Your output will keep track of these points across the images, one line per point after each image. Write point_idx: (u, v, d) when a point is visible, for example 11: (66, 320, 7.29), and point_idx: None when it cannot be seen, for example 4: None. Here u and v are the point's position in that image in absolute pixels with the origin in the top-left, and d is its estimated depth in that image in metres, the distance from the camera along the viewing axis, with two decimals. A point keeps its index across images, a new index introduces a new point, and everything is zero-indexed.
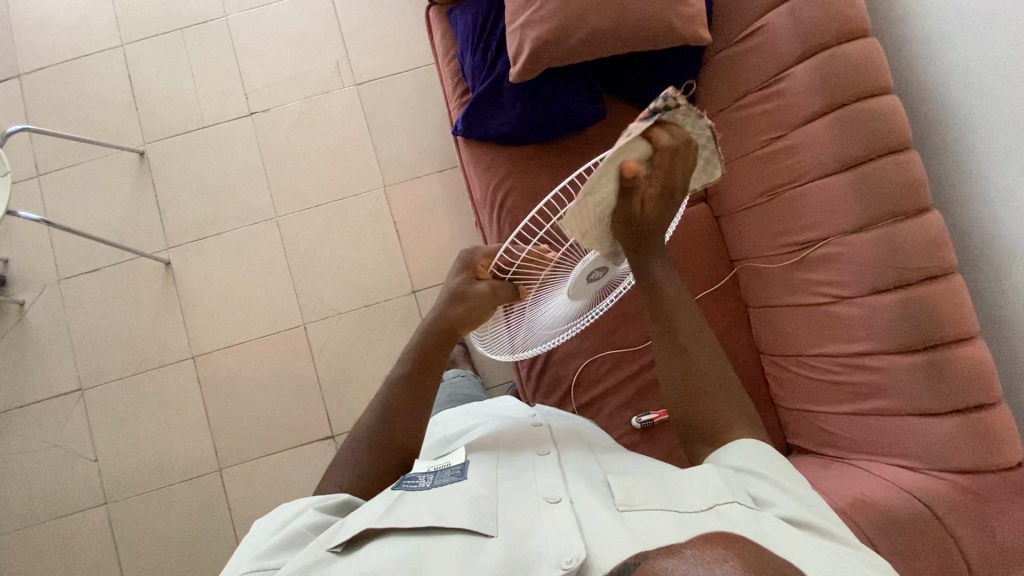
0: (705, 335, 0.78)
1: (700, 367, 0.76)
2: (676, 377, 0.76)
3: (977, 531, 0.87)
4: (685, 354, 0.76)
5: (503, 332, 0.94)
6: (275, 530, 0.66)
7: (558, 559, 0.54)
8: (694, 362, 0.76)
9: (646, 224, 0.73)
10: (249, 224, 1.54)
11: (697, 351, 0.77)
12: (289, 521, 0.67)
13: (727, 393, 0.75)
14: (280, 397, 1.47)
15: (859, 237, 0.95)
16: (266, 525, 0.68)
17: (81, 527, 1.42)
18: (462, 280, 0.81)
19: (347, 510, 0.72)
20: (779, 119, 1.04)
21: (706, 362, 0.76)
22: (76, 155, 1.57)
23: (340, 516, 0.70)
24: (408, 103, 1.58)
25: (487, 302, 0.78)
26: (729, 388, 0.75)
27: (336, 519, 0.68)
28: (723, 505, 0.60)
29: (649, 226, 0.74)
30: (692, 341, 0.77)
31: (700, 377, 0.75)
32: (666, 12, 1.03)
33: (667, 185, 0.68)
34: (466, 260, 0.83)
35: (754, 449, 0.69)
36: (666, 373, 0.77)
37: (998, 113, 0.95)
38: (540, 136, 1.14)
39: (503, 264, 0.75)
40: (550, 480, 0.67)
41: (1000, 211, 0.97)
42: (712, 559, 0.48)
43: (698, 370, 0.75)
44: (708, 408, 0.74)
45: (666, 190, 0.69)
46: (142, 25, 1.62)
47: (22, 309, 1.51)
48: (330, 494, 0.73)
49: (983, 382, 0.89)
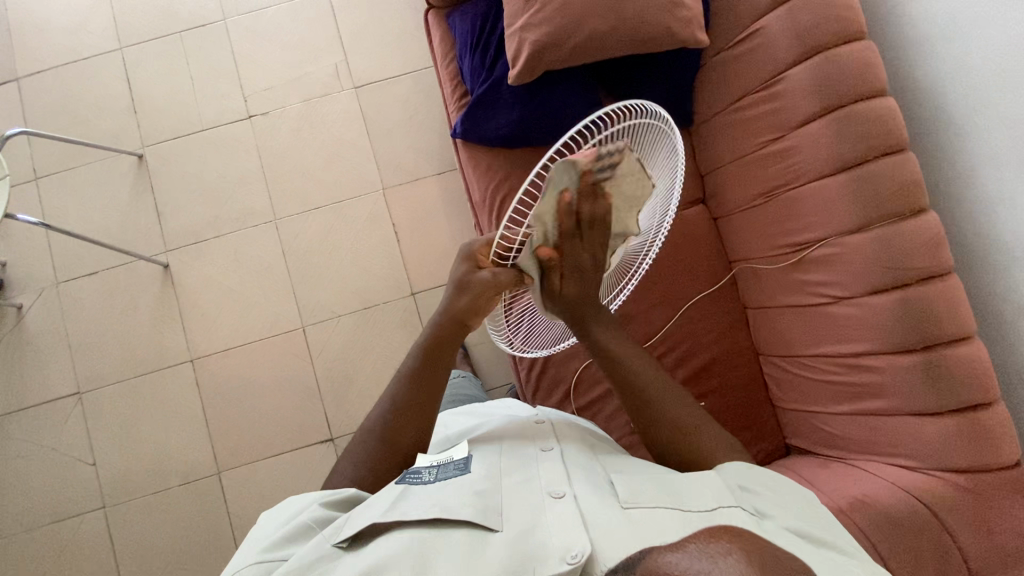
0: (663, 376, 0.80)
1: (663, 404, 0.77)
2: (640, 418, 0.78)
3: (976, 533, 0.87)
4: (643, 395, 0.78)
5: (513, 329, 0.93)
6: (283, 523, 0.66)
7: (565, 555, 0.55)
8: (655, 400, 0.78)
9: (575, 300, 0.80)
10: (247, 227, 1.54)
11: (661, 392, 0.78)
12: (294, 515, 0.67)
13: (695, 421, 0.76)
14: (279, 399, 1.47)
15: (855, 237, 0.96)
16: (272, 519, 0.68)
17: (79, 532, 1.42)
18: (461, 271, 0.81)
19: (353, 505, 0.71)
20: (776, 121, 1.04)
21: (670, 399, 0.78)
22: (74, 159, 1.57)
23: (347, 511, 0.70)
24: (406, 106, 1.59)
25: (491, 293, 0.77)
26: (698, 418, 0.77)
27: (340, 514, 0.68)
28: (728, 508, 0.60)
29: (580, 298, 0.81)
30: (649, 380, 0.79)
31: (663, 412, 0.77)
32: (663, 15, 1.04)
33: (580, 259, 0.76)
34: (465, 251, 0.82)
35: (752, 473, 0.69)
36: (630, 415, 0.79)
37: (993, 114, 0.95)
38: (539, 138, 1.15)
39: (502, 250, 0.73)
40: (553, 475, 0.68)
41: (996, 211, 0.98)
42: (715, 551, 0.50)
43: (662, 409, 0.77)
44: (675, 439, 0.75)
45: (581, 267, 0.77)
46: (140, 29, 1.62)
47: (20, 313, 1.51)
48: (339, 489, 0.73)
49: (979, 382, 0.90)
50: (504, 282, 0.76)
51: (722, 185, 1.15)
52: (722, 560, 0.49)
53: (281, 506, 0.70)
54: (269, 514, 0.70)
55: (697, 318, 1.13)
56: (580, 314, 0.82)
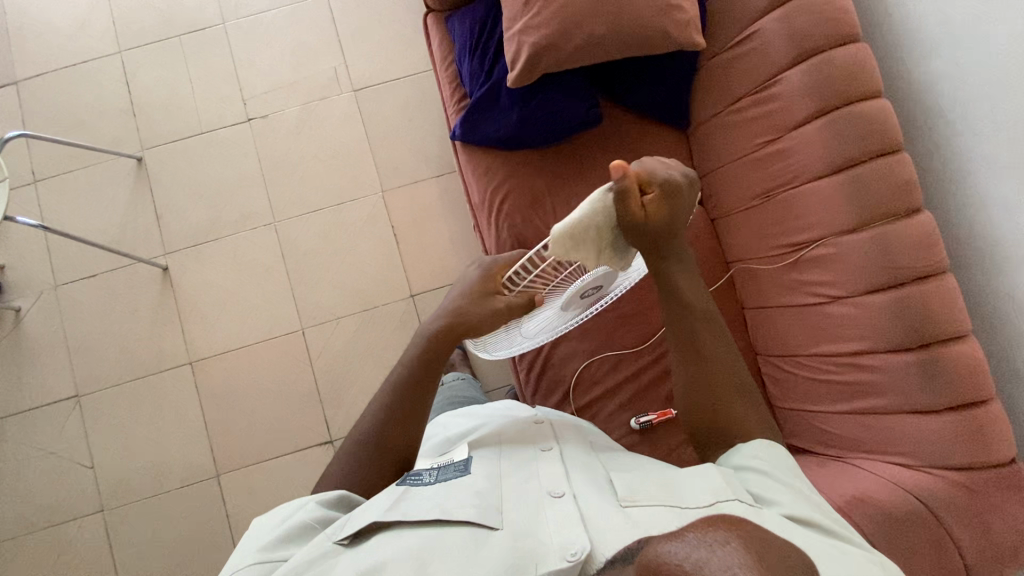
0: (722, 335, 0.81)
1: (717, 360, 0.79)
2: (690, 368, 0.79)
3: (970, 527, 0.88)
4: (705, 360, 0.79)
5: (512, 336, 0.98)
6: (281, 521, 0.66)
7: (564, 552, 0.56)
8: (707, 354, 0.79)
9: (660, 231, 0.73)
10: (246, 229, 1.55)
11: (717, 349, 0.80)
12: (292, 513, 0.67)
13: (740, 383, 0.79)
14: (278, 401, 1.47)
15: (850, 238, 0.97)
16: (268, 518, 0.68)
17: (76, 535, 1.41)
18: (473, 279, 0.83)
19: (348, 506, 0.72)
20: (772, 123, 1.05)
21: (722, 357, 0.79)
22: (72, 162, 1.57)
23: (340, 511, 0.70)
24: (405, 109, 1.59)
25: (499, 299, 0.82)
26: (745, 383, 0.79)
27: (338, 515, 0.68)
28: (726, 502, 0.60)
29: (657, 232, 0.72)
30: (711, 342, 0.80)
31: (716, 366, 0.78)
32: (661, 18, 1.05)
33: (661, 193, 0.71)
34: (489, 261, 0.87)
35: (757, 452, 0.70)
36: (680, 363, 0.81)
37: (988, 113, 0.96)
38: (538, 141, 1.16)
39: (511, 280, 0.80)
40: (552, 475, 0.68)
41: (990, 211, 0.99)
42: (713, 541, 0.47)
43: (715, 365, 0.78)
44: (722, 394, 0.77)
45: (663, 195, 0.71)
46: (140, 32, 1.62)
47: (19, 315, 1.51)
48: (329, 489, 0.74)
49: (976, 380, 0.91)
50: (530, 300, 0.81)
51: (719, 186, 1.16)
52: (721, 548, 0.46)
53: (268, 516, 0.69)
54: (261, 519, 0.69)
55: None
56: (661, 251, 0.78)
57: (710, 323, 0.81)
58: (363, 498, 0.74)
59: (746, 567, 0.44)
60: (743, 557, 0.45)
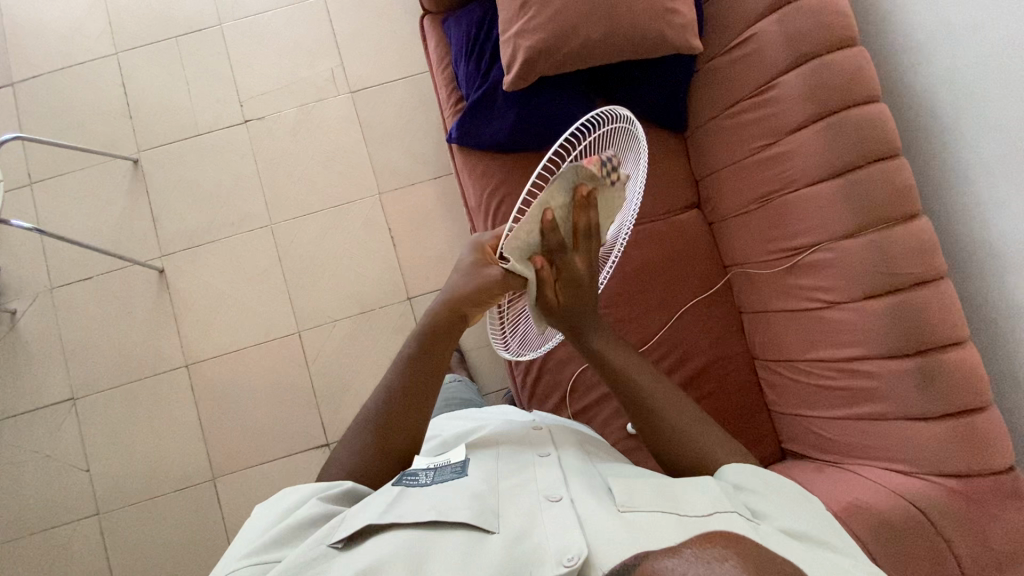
0: (659, 382, 0.78)
1: (659, 409, 0.75)
2: (643, 426, 0.76)
3: (969, 536, 0.87)
4: (654, 411, 0.75)
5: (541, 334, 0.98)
6: (278, 521, 0.66)
7: (562, 557, 0.55)
8: (656, 409, 0.76)
9: (575, 313, 0.79)
10: (242, 232, 1.54)
11: (660, 399, 0.76)
12: (293, 511, 0.67)
13: (690, 428, 0.75)
14: (275, 404, 1.47)
15: (848, 243, 0.96)
16: (270, 511, 0.68)
17: (73, 538, 1.41)
18: (463, 276, 0.81)
19: (352, 499, 0.71)
20: (770, 127, 1.04)
21: (665, 406, 0.76)
22: (68, 164, 1.57)
23: (345, 506, 0.70)
24: (402, 110, 1.59)
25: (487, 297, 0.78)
26: (695, 426, 0.75)
27: (341, 509, 0.67)
28: (724, 512, 0.60)
29: (576, 310, 0.79)
30: (660, 395, 0.77)
31: (659, 415, 0.75)
32: (657, 21, 1.04)
33: (572, 277, 0.77)
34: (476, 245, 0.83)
35: (750, 471, 0.68)
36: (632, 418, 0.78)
37: (987, 119, 0.96)
38: (533, 145, 1.16)
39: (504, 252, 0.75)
40: (550, 481, 0.68)
41: (988, 216, 0.98)
42: (712, 558, 0.48)
43: (658, 415, 0.75)
44: (671, 442, 0.74)
45: (574, 277, 0.77)
46: (135, 34, 1.62)
47: (14, 318, 1.50)
48: (334, 481, 0.73)
49: (974, 387, 0.90)
50: (511, 282, 0.77)
51: (717, 190, 1.15)
52: (720, 566, 0.47)
53: (279, 495, 0.71)
54: (266, 506, 0.70)
55: (692, 322, 1.13)
56: (575, 325, 0.80)
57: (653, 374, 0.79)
58: (367, 491, 0.73)
59: None
60: None
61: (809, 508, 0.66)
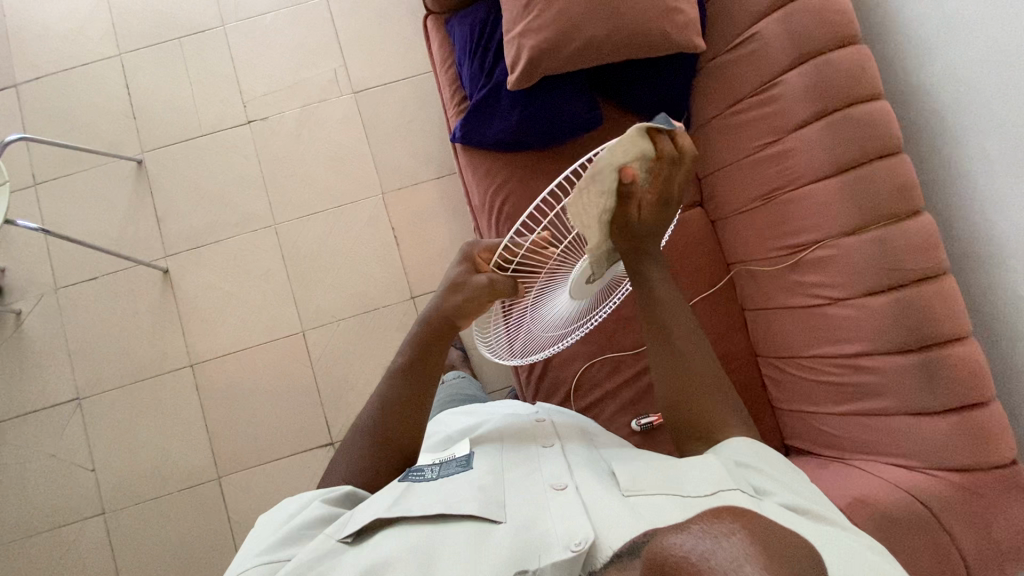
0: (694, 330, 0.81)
1: (686, 352, 0.79)
2: (669, 372, 0.79)
3: (970, 525, 0.88)
4: (683, 356, 0.79)
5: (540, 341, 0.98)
6: (283, 524, 0.66)
7: (568, 543, 0.56)
8: (686, 359, 0.79)
9: (648, 232, 0.78)
10: (246, 231, 1.55)
11: (689, 347, 0.80)
12: (297, 513, 0.68)
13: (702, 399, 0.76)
14: (279, 403, 1.47)
15: (851, 239, 0.97)
16: (273, 517, 0.69)
17: (79, 537, 1.41)
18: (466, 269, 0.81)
19: (353, 501, 0.72)
20: (772, 125, 1.05)
21: (677, 344, 0.80)
22: (72, 165, 1.57)
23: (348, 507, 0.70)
24: (405, 110, 1.59)
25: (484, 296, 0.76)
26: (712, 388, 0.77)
27: (343, 511, 0.68)
28: (726, 490, 0.60)
29: (649, 230, 0.77)
30: (689, 345, 0.80)
31: (684, 352, 0.79)
32: (660, 21, 1.05)
33: (664, 195, 0.73)
34: (466, 253, 0.81)
35: (755, 451, 0.69)
36: (654, 351, 0.82)
37: (988, 114, 0.96)
38: (538, 144, 1.16)
39: (504, 259, 0.72)
40: (555, 470, 0.68)
41: (990, 211, 0.99)
42: (719, 533, 0.48)
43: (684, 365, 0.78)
44: (682, 382, 0.78)
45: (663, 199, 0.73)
46: (138, 35, 1.62)
47: (19, 318, 1.51)
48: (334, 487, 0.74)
49: (976, 382, 0.91)
50: (500, 289, 0.74)
51: (720, 188, 1.16)
52: (727, 540, 0.46)
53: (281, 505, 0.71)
54: (270, 514, 0.70)
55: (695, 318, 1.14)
56: (643, 246, 0.80)
57: (684, 324, 0.81)
58: (363, 494, 0.73)
59: (751, 558, 0.44)
60: (749, 549, 0.45)
61: (807, 488, 0.67)
